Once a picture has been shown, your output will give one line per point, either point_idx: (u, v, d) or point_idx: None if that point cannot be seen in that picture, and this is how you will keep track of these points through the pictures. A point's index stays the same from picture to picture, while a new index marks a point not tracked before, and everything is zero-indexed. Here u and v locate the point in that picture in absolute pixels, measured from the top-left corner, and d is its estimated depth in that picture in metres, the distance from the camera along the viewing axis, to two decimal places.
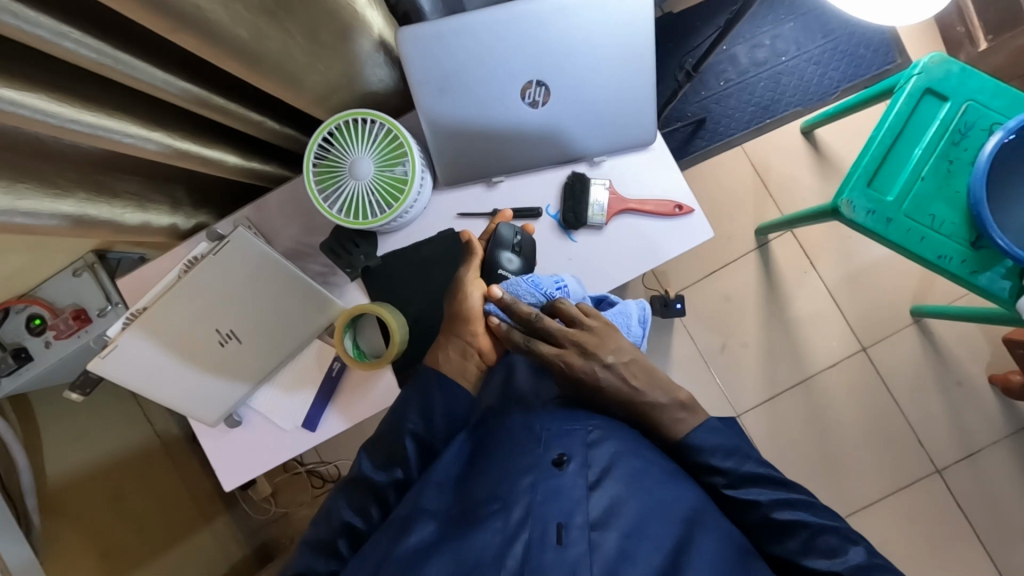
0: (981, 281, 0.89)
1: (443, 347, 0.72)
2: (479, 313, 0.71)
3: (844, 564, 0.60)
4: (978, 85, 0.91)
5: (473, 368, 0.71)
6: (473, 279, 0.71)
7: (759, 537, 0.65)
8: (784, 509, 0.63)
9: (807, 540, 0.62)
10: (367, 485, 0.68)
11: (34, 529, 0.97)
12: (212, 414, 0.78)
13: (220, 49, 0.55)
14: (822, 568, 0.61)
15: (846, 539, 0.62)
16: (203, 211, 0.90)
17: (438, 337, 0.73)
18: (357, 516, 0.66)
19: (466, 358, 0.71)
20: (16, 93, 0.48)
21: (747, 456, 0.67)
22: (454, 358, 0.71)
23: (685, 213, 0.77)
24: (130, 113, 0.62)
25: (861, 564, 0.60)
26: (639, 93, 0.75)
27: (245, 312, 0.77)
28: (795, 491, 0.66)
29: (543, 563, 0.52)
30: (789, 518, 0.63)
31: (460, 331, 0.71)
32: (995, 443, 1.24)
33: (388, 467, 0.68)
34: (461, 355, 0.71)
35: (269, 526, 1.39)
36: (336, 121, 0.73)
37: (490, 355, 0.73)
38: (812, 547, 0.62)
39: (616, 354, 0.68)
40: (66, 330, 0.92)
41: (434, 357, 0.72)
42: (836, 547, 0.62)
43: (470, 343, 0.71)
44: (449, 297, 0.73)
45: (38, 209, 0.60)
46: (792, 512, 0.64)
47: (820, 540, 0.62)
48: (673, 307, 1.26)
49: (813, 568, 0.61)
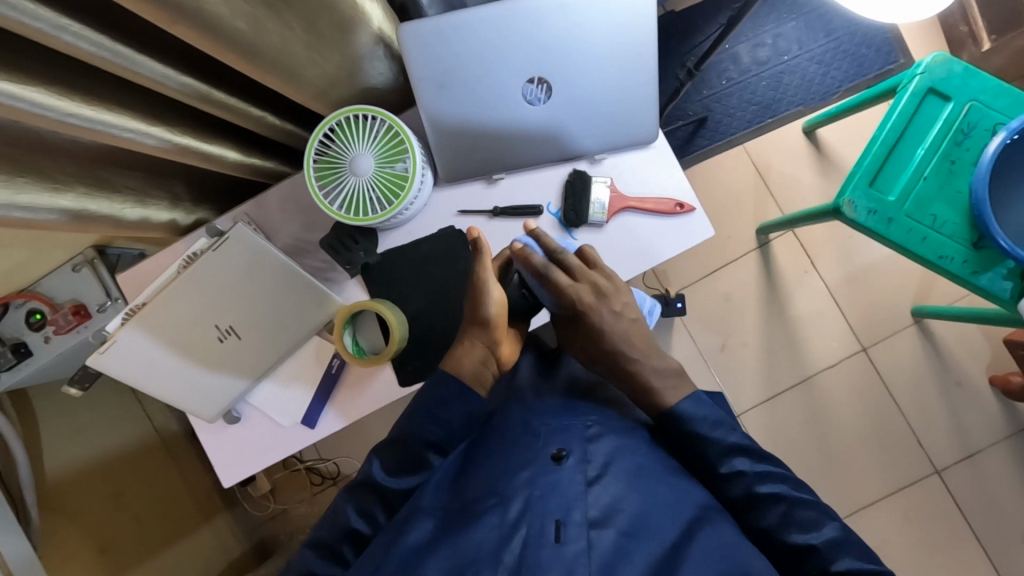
0: (982, 282, 0.89)
1: (466, 353, 0.68)
2: (501, 320, 0.69)
3: (821, 537, 0.61)
4: (980, 84, 0.90)
5: (490, 375, 0.69)
6: (493, 286, 0.67)
7: (742, 512, 0.65)
8: (781, 505, 0.63)
9: (784, 514, 0.63)
10: (377, 489, 0.64)
11: (33, 523, 0.96)
12: (211, 410, 0.78)
13: (219, 42, 0.55)
14: (799, 542, 0.61)
15: (823, 513, 0.63)
16: (202, 207, 0.90)
17: (457, 344, 0.69)
18: (362, 519, 0.64)
19: (486, 365, 0.68)
20: (15, 87, 0.48)
21: (732, 429, 0.68)
22: (473, 365, 0.68)
23: (686, 211, 0.77)
24: (129, 108, 0.61)
25: (838, 538, 0.61)
26: (641, 90, 0.74)
27: (244, 308, 0.76)
28: (778, 466, 0.66)
29: (540, 560, 0.51)
30: (766, 491, 0.64)
31: (486, 337, 0.68)
32: (994, 444, 1.24)
33: (403, 472, 0.65)
34: (483, 362, 0.68)
35: (269, 523, 1.39)
36: (337, 117, 0.73)
37: (504, 364, 0.72)
38: (791, 520, 0.62)
39: (626, 306, 0.71)
40: (65, 326, 0.92)
41: (453, 362, 0.68)
42: (814, 520, 0.62)
43: (491, 350, 0.69)
44: (471, 301, 0.69)
45: (37, 203, 0.60)
46: (773, 486, 0.64)
47: (797, 513, 0.62)
48: (673, 306, 1.27)
49: (791, 541, 0.61)
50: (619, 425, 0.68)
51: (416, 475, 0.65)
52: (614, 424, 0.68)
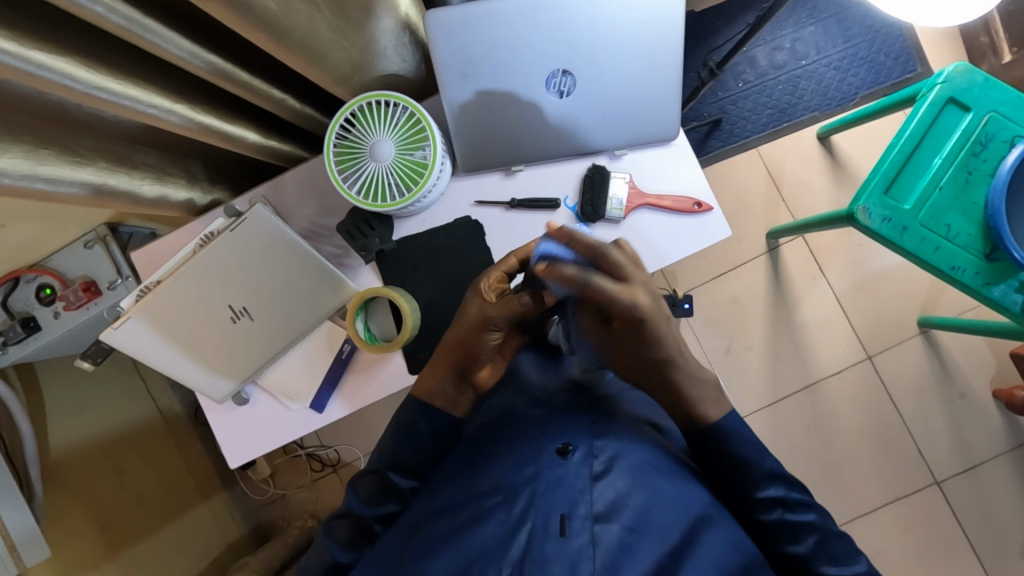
0: (995, 294, 0.89)
1: (436, 378, 0.70)
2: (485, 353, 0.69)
3: (852, 568, 0.62)
4: (1001, 96, 0.90)
5: (465, 399, 0.72)
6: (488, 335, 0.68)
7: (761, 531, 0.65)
8: (815, 535, 0.64)
9: (818, 545, 0.63)
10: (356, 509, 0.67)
11: (37, 497, 0.96)
12: (222, 391, 0.79)
13: (250, 22, 0.55)
14: (832, 573, 0.61)
15: (852, 548, 0.64)
16: (219, 188, 0.90)
17: (427, 368, 0.71)
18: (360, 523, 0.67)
19: (459, 388, 0.71)
20: (46, 57, 0.48)
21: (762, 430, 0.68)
22: (447, 391, 0.70)
23: (704, 210, 0.77)
24: (156, 84, 0.62)
25: (867, 573, 0.62)
26: (664, 88, 0.74)
27: (258, 289, 0.77)
28: (805, 496, 0.67)
29: (544, 553, 0.51)
30: (799, 519, 0.64)
31: (457, 368, 0.69)
32: (996, 457, 1.24)
33: (379, 501, 0.68)
34: (455, 388, 0.71)
35: (267, 508, 1.40)
36: (358, 103, 0.72)
37: (484, 386, 0.74)
38: (823, 552, 0.63)
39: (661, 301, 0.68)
40: (76, 301, 0.92)
41: (425, 391, 0.70)
42: (845, 555, 0.63)
43: (466, 377, 0.71)
44: (455, 325, 0.69)
45: (58, 175, 0.60)
46: (804, 515, 0.65)
47: (830, 546, 0.63)
48: (680, 307, 1.08)
49: (822, 571, 0.62)
50: (621, 421, 0.68)
51: (392, 504, 0.68)
52: (615, 418, 0.69)
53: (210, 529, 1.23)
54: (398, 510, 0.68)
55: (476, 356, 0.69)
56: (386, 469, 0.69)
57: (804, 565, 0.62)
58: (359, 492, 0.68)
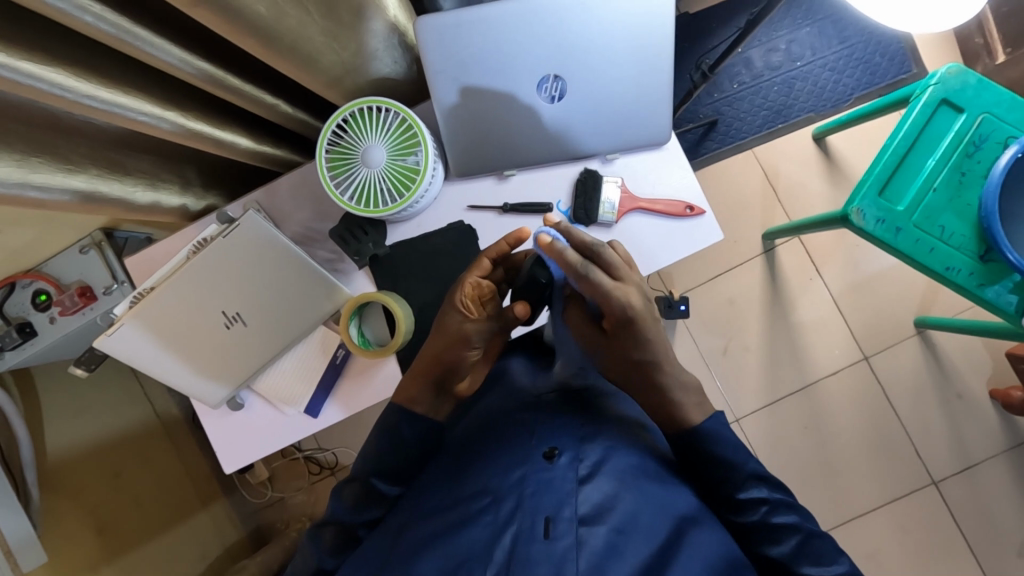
0: (988, 295, 0.89)
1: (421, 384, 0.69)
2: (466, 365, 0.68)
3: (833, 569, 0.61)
4: (994, 97, 0.90)
5: (446, 405, 0.71)
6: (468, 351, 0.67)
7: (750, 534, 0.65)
8: (798, 535, 0.63)
9: (800, 545, 0.63)
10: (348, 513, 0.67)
11: (33, 503, 0.95)
12: (215, 396, 0.79)
13: (240, 28, 0.55)
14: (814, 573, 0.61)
15: (834, 549, 0.64)
16: (213, 193, 0.90)
17: (406, 377, 0.70)
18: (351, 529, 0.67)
19: (440, 396, 0.70)
20: (35, 66, 0.48)
21: None
22: (430, 398, 0.69)
23: (696, 214, 0.77)
24: (147, 91, 0.62)
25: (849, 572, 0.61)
26: (656, 91, 0.74)
27: (251, 294, 0.77)
28: (786, 496, 0.66)
29: (530, 555, 0.51)
30: (781, 521, 0.64)
31: (435, 379, 0.68)
32: (993, 457, 1.24)
33: (364, 507, 0.68)
34: (436, 397, 0.70)
35: (266, 510, 1.40)
36: (350, 108, 0.73)
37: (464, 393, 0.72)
38: (804, 552, 0.63)
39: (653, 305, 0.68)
40: (71, 307, 0.92)
41: (408, 398, 0.69)
42: (826, 554, 0.63)
43: (446, 387, 0.69)
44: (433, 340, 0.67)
45: (50, 182, 0.60)
46: (787, 516, 0.64)
47: (812, 545, 0.63)
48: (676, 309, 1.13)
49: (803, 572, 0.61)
50: (610, 424, 0.68)
51: (376, 508, 0.68)
52: (604, 421, 0.69)
53: (207, 533, 1.23)
54: (382, 514, 0.68)
55: (455, 369, 0.68)
56: (369, 476, 0.68)
57: (785, 565, 0.62)
58: (343, 500, 0.68)
